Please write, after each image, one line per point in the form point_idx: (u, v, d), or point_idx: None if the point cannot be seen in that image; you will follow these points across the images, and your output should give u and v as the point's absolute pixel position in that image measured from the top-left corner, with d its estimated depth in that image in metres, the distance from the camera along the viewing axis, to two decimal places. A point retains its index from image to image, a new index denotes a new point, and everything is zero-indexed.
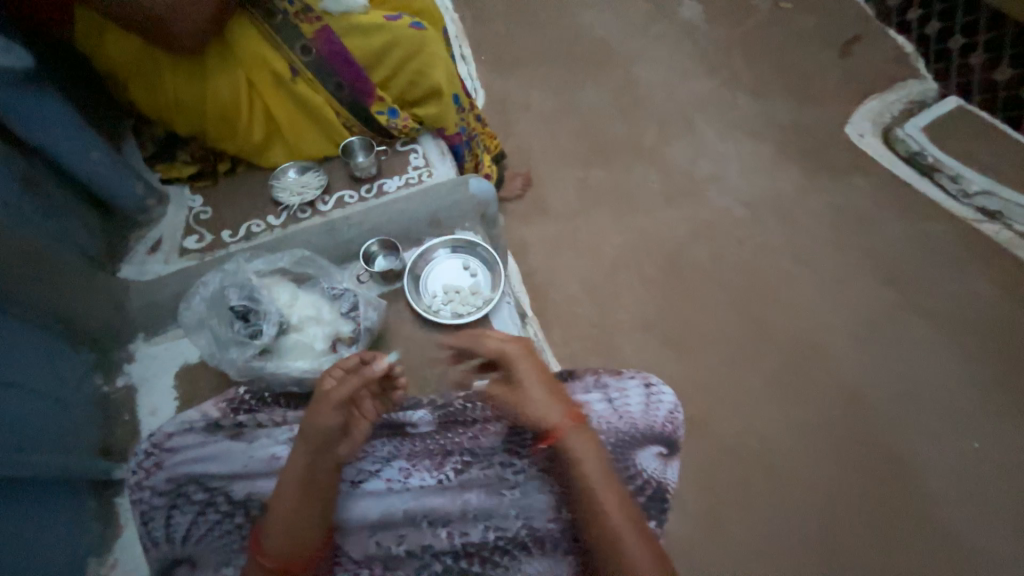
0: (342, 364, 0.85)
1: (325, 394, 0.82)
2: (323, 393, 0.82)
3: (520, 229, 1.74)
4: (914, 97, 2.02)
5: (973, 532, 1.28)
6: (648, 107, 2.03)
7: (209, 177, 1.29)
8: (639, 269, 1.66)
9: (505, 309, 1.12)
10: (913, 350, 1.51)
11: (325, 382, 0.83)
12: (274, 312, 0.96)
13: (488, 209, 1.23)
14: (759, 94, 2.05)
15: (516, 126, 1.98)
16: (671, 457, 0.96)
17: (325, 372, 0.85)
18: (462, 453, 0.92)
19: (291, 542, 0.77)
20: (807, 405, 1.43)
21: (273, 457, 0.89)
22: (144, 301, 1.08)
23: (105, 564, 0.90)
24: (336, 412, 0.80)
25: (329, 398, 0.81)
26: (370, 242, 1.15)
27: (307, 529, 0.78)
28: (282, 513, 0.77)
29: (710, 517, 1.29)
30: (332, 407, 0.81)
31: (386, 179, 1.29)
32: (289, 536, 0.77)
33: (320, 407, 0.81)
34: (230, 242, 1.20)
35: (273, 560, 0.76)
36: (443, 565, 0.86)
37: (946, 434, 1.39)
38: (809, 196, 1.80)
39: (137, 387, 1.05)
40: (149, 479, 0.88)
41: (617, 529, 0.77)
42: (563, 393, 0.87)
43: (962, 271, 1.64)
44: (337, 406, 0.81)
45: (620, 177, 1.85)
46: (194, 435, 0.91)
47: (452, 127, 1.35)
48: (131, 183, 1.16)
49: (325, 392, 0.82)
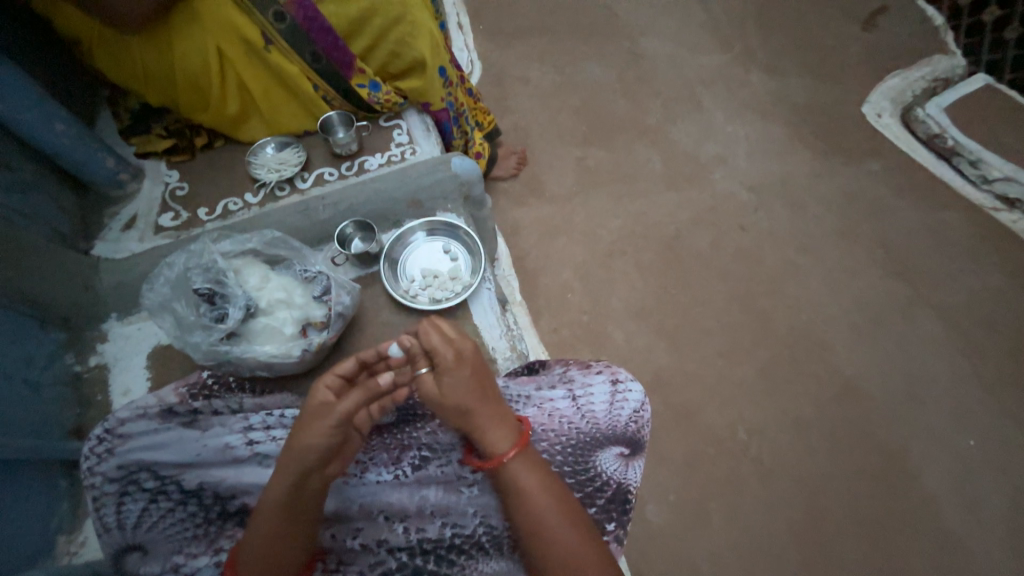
0: (337, 372, 0.77)
1: (321, 409, 0.73)
2: (317, 409, 0.73)
3: (513, 210, 1.68)
4: (938, 74, 1.88)
5: (967, 534, 1.24)
6: (654, 82, 1.92)
7: (186, 151, 1.24)
8: (635, 255, 1.60)
9: (484, 296, 1.07)
10: (917, 344, 1.45)
11: (319, 396, 0.75)
12: (241, 295, 0.94)
13: (472, 189, 1.17)
14: (773, 70, 1.93)
15: (514, 102, 1.89)
16: (634, 457, 0.88)
17: (320, 380, 0.77)
18: (420, 448, 0.84)
19: (270, 565, 0.69)
20: (803, 400, 1.39)
21: (229, 448, 0.81)
22: (115, 281, 1.03)
23: (75, 543, 0.87)
24: (331, 429, 0.71)
25: (328, 413, 0.72)
26: (345, 224, 1.11)
27: (285, 552, 0.70)
28: (259, 538, 0.69)
29: (697, 511, 1.26)
30: (328, 424, 0.71)
31: (368, 157, 1.23)
32: (269, 562, 0.69)
33: (313, 424, 0.71)
34: (207, 221, 1.16)
35: None
36: (399, 564, 0.79)
37: (944, 432, 1.34)
38: (820, 181, 1.70)
39: (110, 367, 1.00)
40: (87, 470, 0.78)
41: (557, 545, 0.70)
42: (501, 408, 0.78)
43: (975, 263, 1.55)
44: (336, 424, 0.71)
45: (620, 157, 1.77)
46: (144, 421, 0.81)
47: (438, 101, 1.27)
48: (100, 157, 1.12)
49: (323, 408, 0.73)
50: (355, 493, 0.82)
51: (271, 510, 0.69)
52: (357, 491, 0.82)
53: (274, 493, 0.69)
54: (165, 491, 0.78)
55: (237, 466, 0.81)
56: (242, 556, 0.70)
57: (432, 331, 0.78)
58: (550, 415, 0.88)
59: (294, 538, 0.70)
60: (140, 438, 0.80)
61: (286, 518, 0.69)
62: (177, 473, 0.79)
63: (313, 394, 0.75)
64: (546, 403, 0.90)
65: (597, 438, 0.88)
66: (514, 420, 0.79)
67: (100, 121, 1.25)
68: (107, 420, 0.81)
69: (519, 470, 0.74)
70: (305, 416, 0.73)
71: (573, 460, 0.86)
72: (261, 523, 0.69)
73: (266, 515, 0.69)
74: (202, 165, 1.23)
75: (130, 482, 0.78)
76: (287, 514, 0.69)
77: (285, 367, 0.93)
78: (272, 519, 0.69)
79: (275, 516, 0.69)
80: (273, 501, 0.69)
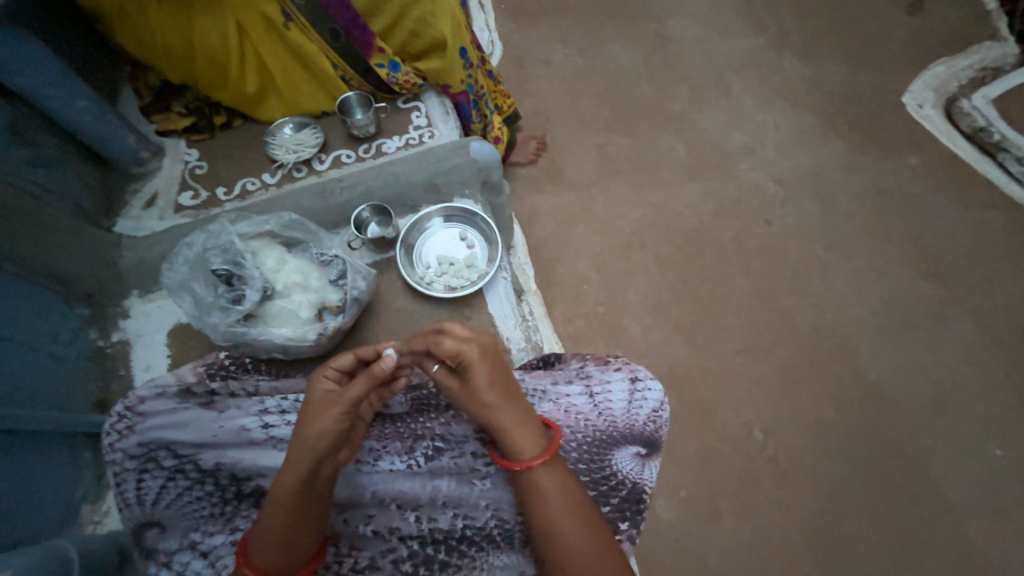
0: (337, 365, 0.77)
1: (326, 399, 0.73)
2: (322, 399, 0.73)
3: (530, 197, 1.65)
4: (988, 63, 1.76)
5: (987, 544, 1.20)
6: (681, 67, 1.84)
7: (206, 130, 1.24)
8: (655, 247, 1.56)
9: (500, 285, 1.05)
10: (947, 348, 1.39)
11: (320, 387, 0.75)
12: (258, 277, 0.94)
13: (490, 175, 1.15)
14: (809, 55, 1.83)
15: (534, 85, 1.84)
16: (650, 457, 0.87)
17: (318, 372, 0.77)
18: (434, 439, 0.84)
19: (282, 555, 0.69)
20: (823, 401, 1.35)
21: (244, 429, 0.83)
22: (136, 258, 1.04)
23: (99, 512, 0.90)
24: (340, 417, 0.71)
25: (335, 401, 0.72)
26: (361, 208, 1.10)
27: (299, 538, 0.70)
28: (274, 525, 0.68)
29: (707, 508, 1.25)
30: (337, 410, 0.71)
31: (385, 140, 1.21)
32: (283, 550, 0.69)
33: (322, 412, 0.72)
34: (225, 200, 1.16)
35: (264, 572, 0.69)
36: (410, 552, 0.80)
37: (970, 439, 1.30)
38: (853, 174, 1.63)
39: (132, 343, 1.02)
40: (109, 446, 0.80)
41: (571, 548, 0.69)
42: (527, 410, 0.77)
43: (1015, 265, 1.47)
44: (345, 411, 0.72)
45: (642, 144, 1.71)
46: (164, 400, 0.83)
47: (458, 84, 1.23)
48: (122, 134, 1.12)
49: (329, 398, 0.73)
50: (367, 480, 0.82)
51: (284, 498, 0.69)
52: (370, 478, 0.82)
53: (286, 481, 0.69)
54: (183, 470, 0.80)
55: (252, 448, 0.82)
56: (255, 545, 0.69)
57: (443, 338, 0.74)
58: (566, 411, 0.87)
59: (306, 524, 0.70)
60: (159, 417, 0.82)
61: (300, 505, 0.69)
62: (195, 452, 0.81)
63: (312, 386, 0.76)
64: (562, 398, 0.88)
65: (613, 437, 0.86)
66: (538, 420, 0.77)
67: (121, 98, 1.26)
68: (127, 398, 0.83)
69: (538, 470, 0.73)
70: (310, 406, 0.73)
71: (589, 458, 0.85)
72: (275, 512, 0.69)
73: (282, 503, 0.69)
74: (221, 144, 1.23)
75: (149, 459, 0.80)
76: (300, 503, 0.69)
77: (301, 351, 0.93)
78: (284, 507, 0.68)
79: (287, 505, 0.68)
80: (286, 490, 0.69)
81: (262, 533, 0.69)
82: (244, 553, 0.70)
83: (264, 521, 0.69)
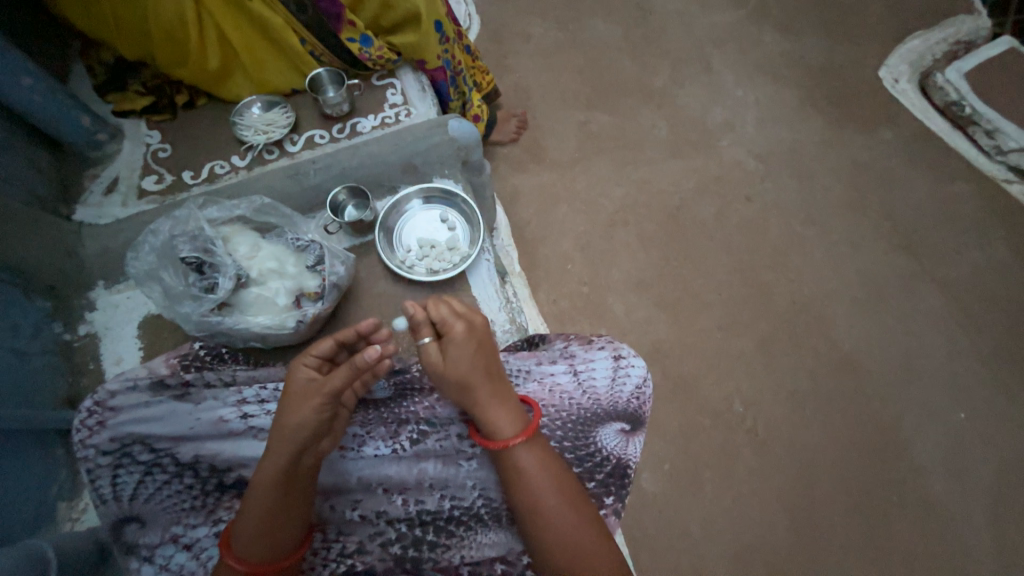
0: (316, 352, 0.75)
1: (307, 388, 0.72)
2: (303, 389, 0.72)
3: (512, 177, 1.62)
4: (962, 37, 1.78)
5: (950, 501, 1.27)
6: (662, 42, 1.81)
7: (167, 111, 1.17)
8: (637, 225, 1.56)
9: (483, 267, 1.04)
10: (917, 319, 1.44)
11: (301, 376, 0.73)
12: (231, 264, 0.90)
13: (470, 154, 1.12)
14: (789, 29, 1.82)
15: (514, 60, 1.79)
16: (634, 433, 0.88)
17: (297, 361, 0.75)
18: (418, 422, 0.83)
19: (267, 546, 0.69)
20: (801, 373, 1.39)
21: (222, 421, 0.80)
22: (99, 247, 0.99)
23: (77, 509, 0.88)
24: (320, 407, 0.71)
25: (316, 391, 0.71)
26: (337, 190, 1.06)
27: (282, 531, 0.69)
28: (257, 516, 0.68)
29: (690, 479, 1.29)
30: (317, 400, 0.71)
31: (360, 119, 1.16)
32: (267, 540, 0.68)
33: (301, 403, 0.71)
34: (193, 184, 1.10)
35: (250, 564, 0.68)
36: (398, 534, 0.81)
37: (937, 404, 1.36)
38: (831, 149, 1.64)
39: (101, 336, 0.98)
40: (80, 442, 0.78)
41: (553, 522, 0.70)
42: (509, 392, 0.77)
43: (982, 237, 1.52)
44: (325, 401, 0.71)
45: (624, 122, 1.69)
46: (135, 394, 0.80)
47: (434, 60, 1.18)
48: (75, 115, 1.05)
49: (310, 387, 0.72)
50: (353, 466, 0.82)
51: (264, 488, 0.68)
52: (355, 464, 0.82)
53: (267, 471, 0.68)
54: (161, 463, 0.78)
55: (232, 440, 0.81)
56: (238, 536, 0.68)
57: (441, 303, 0.77)
58: (551, 390, 0.88)
59: (289, 514, 0.69)
60: (132, 411, 0.79)
61: (283, 495, 0.69)
62: (172, 445, 0.79)
63: (293, 375, 0.74)
64: (546, 378, 0.89)
65: (597, 414, 0.87)
66: (516, 399, 0.78)
67: (73, 77, 1.18)
68: (96, 393, 0.80)
69: (518, 449, 0.74)
70: (291, 396, 0.72)
71: (574, 436, 0.86)
72: (257, 502, 0.68)
73: (263, 493, 0.68)
74: (184, 125, 1.17)
75: (124, 454, 0.78)
76: (282, 493, 0.69)
77: (280, 339, 0.91)
78: (268, 496, 0.68)
79: (269, 496, 0.68)
80: (268, 480, 0.68)
81: (244, 524, 0.68)
82: (229, 544, 0.70)
83: (246, 514, 0.68)
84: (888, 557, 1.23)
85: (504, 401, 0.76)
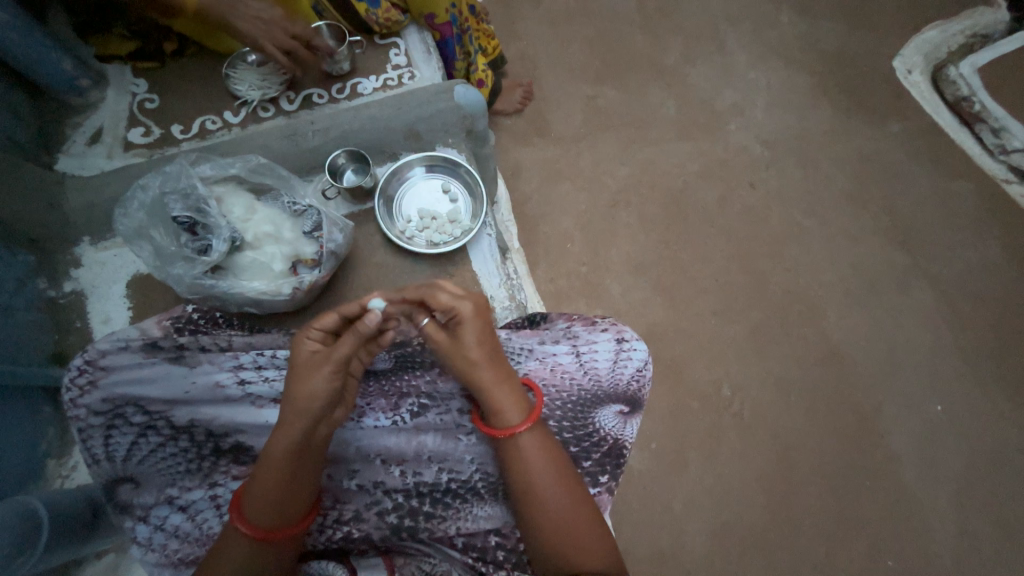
0: (320, 325, 0.74)
1: (313, 359, 0.72)
2: (309, 360, 0.71)
3: (515, 150, 1.58)
4: (979, 29, 1.74)
5: (919, 487, 1.34)
6: (676, 16, 1.75)
7: (156, 58, 1.10)
8: (640, 207, 1.54)
9: (484, 242, 1.02)
10: (905, 313, 1.47)
11: (305, 349, 0.73)
12: (225, 226, 0.87)
13: (475, 123, 1.07)
14: (807, 11, 1.76)
15: (522, 27, 1.71)
16: (632, 415, 0.90)
17: (301, 335, 0.74)
18: (419, 396, 0.83)
19: (276, 513, 0.68)
20: (789, 361, 1.42)
21: (219, 386, 0.79)
22: (83, 202, 0.94)
23: (66, 467, 0.87)
24: (330, 375, 0.70)
25: (324, 360, 0.70)
26: (336, 153, 1.01)
27: (296, 497, 0.70)
28: (269, 484, 0.68)
29: (674, 457, 1.33)
30: (327, 369, 0.70)
31: (362, 79, 1.11)
32: (277, 508, 0.68)
33: (312, 372, 0.70)
34: (182, 139, 1.05)
35: (258, 529, 0.68)
36: (394, 504, 0.82)
37: (916, 397, 1.40)
38: (839, 139, 1.62)
39: (87, 294, 0.94)
40: (70, 401, 0.76)
41: (548, 500, 0.72)
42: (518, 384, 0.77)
43: (976, 235, 1.54)
44: (335, 369, 0.70)
45: (632, 99, 1.64)
46: (128, 354, 0.79)
47: (443, 13, 1.12)
48: (55, 58, 0.98)
49: (315, 358, 0.71)
50: (352, 436, 0.82)
51: (280, 460, 0.68)
52: (355, 434, 0.82)
53: (282, 444, 0.69)
54: (154, 426, 0.78)
55: (228, 405, 0.80)
56: (249, 505, 0.68)
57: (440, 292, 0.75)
58: (552, 369, 0.88)
59: (303, 484, 0.70)
60: (123, 372, 0.78)
61: (293, 466, 0.69)
62: (166, 408, 0.78)
63: (298, 348, 0.73)
64: (548, 357, 0.89)
65: (597, 396, 0.88)
66: (521, 386, 0.77)
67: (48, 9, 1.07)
68: (87, 351, 0.78)
69: (522, 434, 0.74)
70: (298, 369, 0.71)
71: (573, 416, 0.87)
72: (270, 470, 0.68)
73: (276, 461, 0.68)
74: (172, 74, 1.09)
75: (117, 416, 0.77)
76: (294, 465, 0.69)
77: (275, 305, 0.89)
78: (280, 467, 0.68)
79: (282, 467, 0.68)
80: (280, 452, 0.68)
81: (256, 488, 0.68)
82: (238, 508, 0.69)
83: (259, 479, 0.69)
84: (855, 536, 1.29)
85: (510, 386, 0.76)
